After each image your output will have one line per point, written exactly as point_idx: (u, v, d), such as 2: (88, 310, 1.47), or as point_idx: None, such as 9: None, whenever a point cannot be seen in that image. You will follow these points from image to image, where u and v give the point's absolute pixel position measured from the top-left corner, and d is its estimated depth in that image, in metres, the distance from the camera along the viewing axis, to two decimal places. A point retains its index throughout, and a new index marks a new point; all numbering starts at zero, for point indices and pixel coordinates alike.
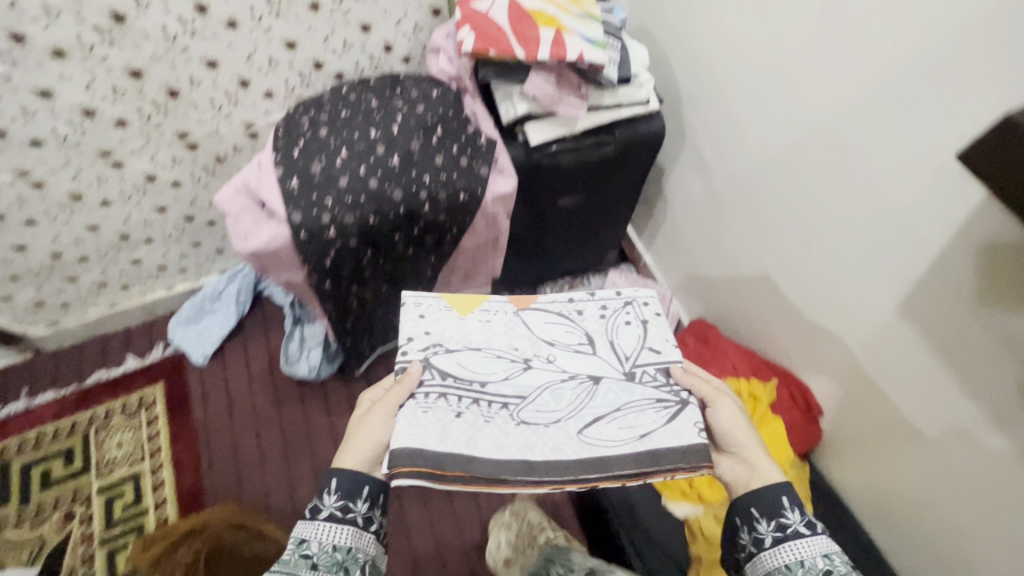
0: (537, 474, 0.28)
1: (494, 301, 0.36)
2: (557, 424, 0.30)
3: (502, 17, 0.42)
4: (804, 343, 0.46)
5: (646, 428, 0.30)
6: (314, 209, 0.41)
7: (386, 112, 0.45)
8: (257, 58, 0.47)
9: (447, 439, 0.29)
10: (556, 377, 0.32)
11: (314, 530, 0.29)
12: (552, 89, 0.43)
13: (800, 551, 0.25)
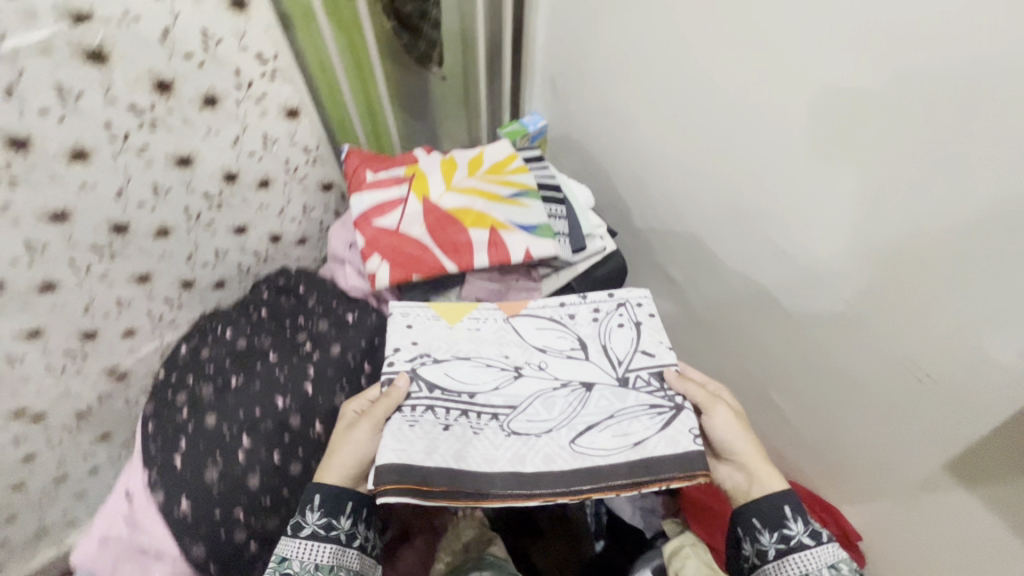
0: (528, 487, 0.26)
1: (482, 308, 0.33)
2: (550, 433, 0.28)
3: (416, 230, 0.37)
4: (826, 470, 0.42)
5: (640, 435, 0.27)
6: (221, 530, 0.34)
7: (290, 369, 0.36)
8: (95, 311, 0.37)
9: (434, 453, 0.27)
10: (548, 385, 0.30)
11: (295, 548, 0.28)
12: (496, 286, 0.39)
13: (806, 564, 0.26)
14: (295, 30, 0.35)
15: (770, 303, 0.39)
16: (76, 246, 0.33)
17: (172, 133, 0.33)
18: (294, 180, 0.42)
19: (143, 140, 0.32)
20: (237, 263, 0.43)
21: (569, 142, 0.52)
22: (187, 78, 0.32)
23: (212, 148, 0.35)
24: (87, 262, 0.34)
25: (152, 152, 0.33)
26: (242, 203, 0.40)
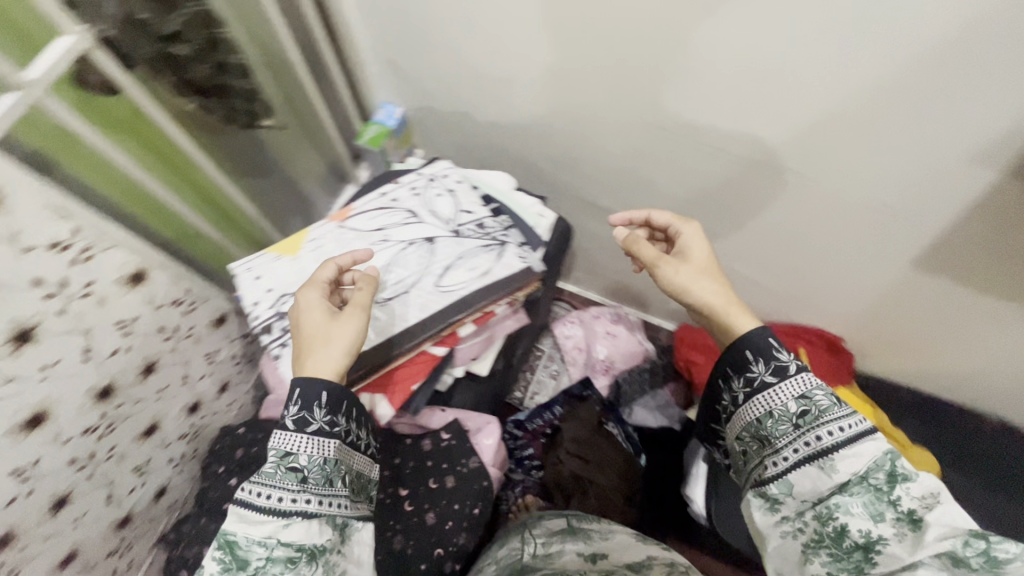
0: (450, 317, 0.59)
1: (314, 230, 0.65)
2: (468, 283, 0.60)
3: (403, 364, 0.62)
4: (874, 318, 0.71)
5: (485, 266, 0.61)
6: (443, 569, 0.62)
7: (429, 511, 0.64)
8: (69, 514, 0.54)
9: (413, 311, 0.59)
10: (405, 246, 0.63)
11: (301, 445, 0.45)
12: (479, 340, 0.67)
13: (790, 390, 0.42)
14: (54, 154, 0.44)
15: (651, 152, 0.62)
16: (35, 493, 0.49)
17: (61, 377, 0.48)
18: (184, 334, 0.62)
19: (31, 462, 0.48)
20: (169, 459, 0.66)
21: (424, 110, 0.76)
22: (44, 339, 0.46)
23: (100, 368, 0.52)
24: (63, 474, 0.51)
25: (8, 427, 0.45)
26: (135, 399, 0.57)
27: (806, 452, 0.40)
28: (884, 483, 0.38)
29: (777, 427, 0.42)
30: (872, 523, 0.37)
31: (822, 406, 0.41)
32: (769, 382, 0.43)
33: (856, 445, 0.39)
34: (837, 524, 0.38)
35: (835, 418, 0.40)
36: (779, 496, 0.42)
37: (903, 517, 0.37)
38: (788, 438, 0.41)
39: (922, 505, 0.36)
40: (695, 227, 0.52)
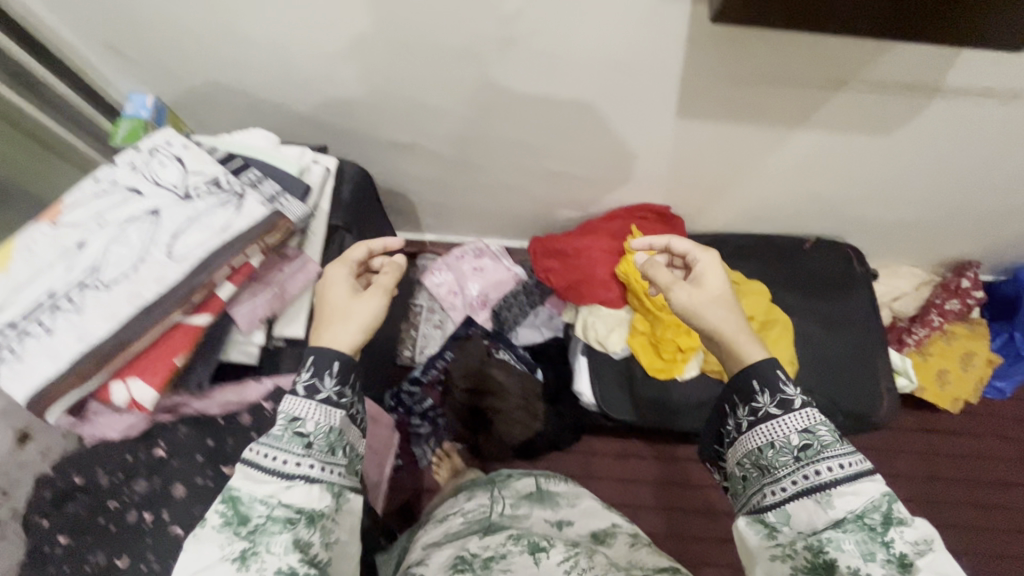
0: (155, 301, 0.51)
1: (22, 237, 0.54)
2: (206, 238, 0.54)
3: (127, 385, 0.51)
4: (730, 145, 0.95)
5: (184, 233, 0.54)
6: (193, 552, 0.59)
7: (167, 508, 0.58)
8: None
9: (121, 304, 0.50)
10: (135, 216, 0.55)
11: (310, 408, 0.59)
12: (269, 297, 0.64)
13: (789, 426, 0.65)
14: None
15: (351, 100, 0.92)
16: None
17: None
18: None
19: None
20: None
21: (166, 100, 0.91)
22: None
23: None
24: None
25: None
26: None
27: (807, 482, 0.62)
28: (882, 523, 0.59)
29: (781, 455, 0.65)
30: (864, 560, 0.57)
31: (817, 440, 0.64)
32: (773, 412, 0.67)
33: (853, 486, 0.61)
34: (837, 560, 0.57)
35: (832, 455, 0.63)
36: (777, 524, 0.64)
37: (895, 563, 0.57)
38: (789, 469, 0.64)
39: (913, 551, 0.57)
40: (710, 254, 0.79)
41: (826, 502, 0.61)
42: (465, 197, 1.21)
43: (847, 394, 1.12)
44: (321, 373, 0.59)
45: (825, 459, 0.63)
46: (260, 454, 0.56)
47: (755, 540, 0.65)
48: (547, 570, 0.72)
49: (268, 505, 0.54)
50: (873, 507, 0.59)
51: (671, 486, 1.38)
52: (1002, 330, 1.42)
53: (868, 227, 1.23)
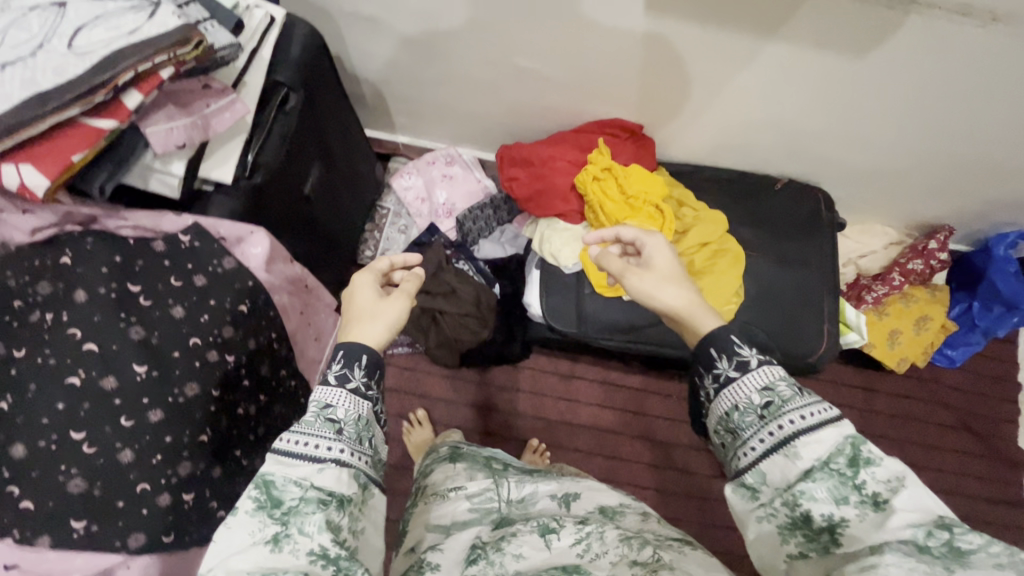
0: (54, 84, 0.51)
1: None
2: (120, 38, 0.54)
3: (24, 172, 0.52)
4: (702, 55, 0.94)
5: (92, 27, 0.53)
6: (169, 397, 0.62)
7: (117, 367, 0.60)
8: None
9: (22, 87, 0.51)
10: (49, 9, 0.54)
11: (337, 401, 0.62)
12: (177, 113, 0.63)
13: (749, 380, 0.61)
14: None
15: None
16: None
17: None
18: None
19: None
20: None
21: None
22: None
23: None
24: None
25: None
26: None
27: (773, 439, 0.57)
28: (847, 470, 0.53)
29: (746, 416, 0.60)
30: (836, 505, 0.52)
31: (780, 396, 0.59)
32: (732, 375, 0.62)
33: (817, 434, 0.55)
34: (809, 508, 0.53)
35: (795, 408, 0.57)
36: (755, 484, 0.58)
37: (868, 501, 0.52)
38: (754, 429, 0.59)
39: (886, 489, 0.51)
40: (653, 237, 0.75)
41: (793, 454, 0.55)
42: (435, 93, 1.18)
43: (784, 331, 1.13)
44: (349, 364, 0.64)
45: (789, 413, 0.57)
46: (290, 441, 0.59)
47: (741, 505, 0.59)
48: (557, 554, 0.65)
49: (301, 486, 0.56)
50: (839, 453, 0.54)
51: (608, 408, 1.41)
52: (963, 300, 1.41)
53: (838, 175, 1.21)
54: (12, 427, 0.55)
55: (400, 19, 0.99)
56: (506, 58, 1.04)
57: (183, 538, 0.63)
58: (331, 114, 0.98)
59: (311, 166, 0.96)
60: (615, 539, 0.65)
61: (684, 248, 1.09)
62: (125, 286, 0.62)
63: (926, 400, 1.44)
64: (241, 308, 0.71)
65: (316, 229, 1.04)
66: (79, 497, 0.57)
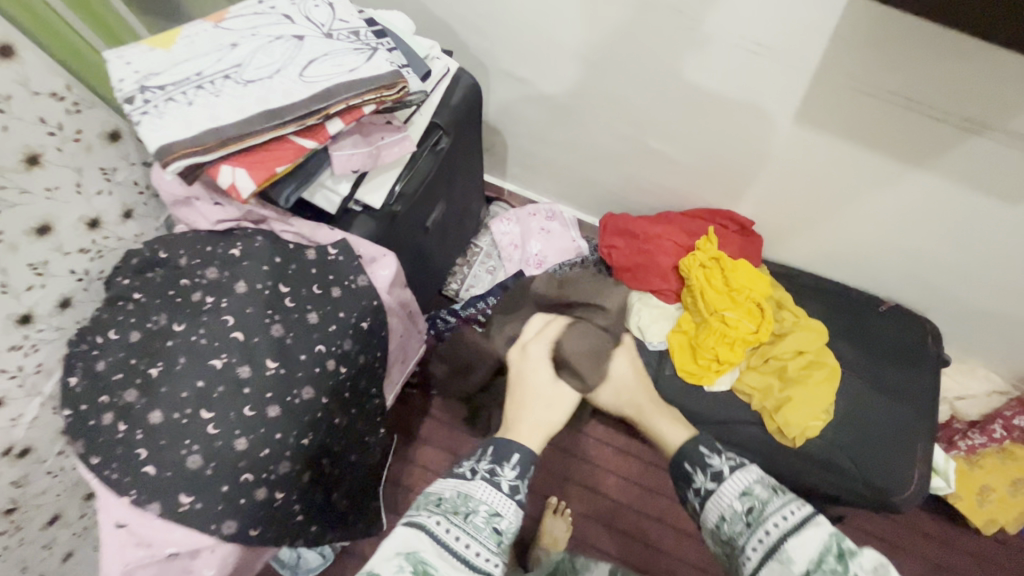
0: (281, 104, 0.57)
1: (191, 29, 0.61)
2: (343, 73, 0.60)
3: (241, 178, 0.57)
4: (823, 175, 0.96)
5: (318, 61, 0.61)
6: (288, 396, 0.65)
7: (251, 363, 0.64)
8: (37, 431, 0.77)
9: (255, 101, 0.57)
10: (287, 38, 0.61)
11: (500, 499, 0.61)
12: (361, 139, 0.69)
13: (744, 481, 0.64)
14: None
15: (476, 29, 1.01)
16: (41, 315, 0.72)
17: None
18: (54, 240, 0.69)
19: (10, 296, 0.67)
20: (73, 279, 0.74)
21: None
22: (83, 206, 0.72)
23: (59, 281, 0.72)
24: (17, 356, 0.71)
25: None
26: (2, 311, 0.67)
27: (761, 546, 0.57)
28: (842, 564, 0.53)
29: (733, 526, 0.61)
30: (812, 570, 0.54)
31: (760, 499, 0.61)
32: (711, 486, 0.66)
33: (801, 534, 0.56)
34: None
35: (774, 510, 0.59)
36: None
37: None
38: (746, 536, 0.59)
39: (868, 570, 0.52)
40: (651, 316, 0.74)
41: (785, 560, 0.55)
42: (559, 152, 1.23)
43: (870, 462, 1.06)
44: (523, 475, 0.64)
45: (771, 516, 0.59)
46: (446, 530, 0.55)
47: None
48: None
49: None
50: (826, 551, 0.54)
51: (658, 495, 1.27)
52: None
53: (952, 310, 1.16)
54: (157, 395, 0.61)
55: (556, 81, 1.04)
56: (638, 137, 1.08)
57: (265, 535, 0.65)
58: (464, 158, 1.04)
59: (436, 202, 1.01)
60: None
61: (779, 351, 1.07)
62: (277, 285, 0.67)
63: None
64: (363, 324, 0.74)
65: (424, 257, 1.08)
66: (195, 475, 0.60)
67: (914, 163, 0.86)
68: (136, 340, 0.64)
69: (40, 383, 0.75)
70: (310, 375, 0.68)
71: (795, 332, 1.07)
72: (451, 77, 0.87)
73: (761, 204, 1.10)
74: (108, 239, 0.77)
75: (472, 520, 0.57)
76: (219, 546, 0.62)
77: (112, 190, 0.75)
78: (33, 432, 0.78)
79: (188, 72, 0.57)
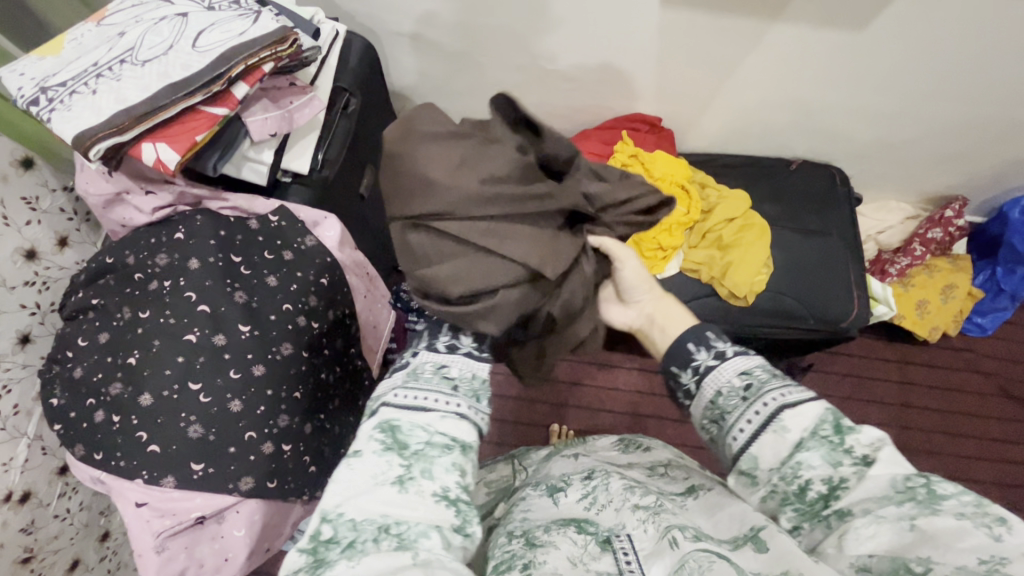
0: (182, 74, 0.60)
1: (77, 31, 0.64)
2: (233, 37, 0.63)
3: (165, 152, 0.60)
4: (704, 53, 1.05)
5: (207, 31, 0.64)
6: (269, 355, 0.69)
7: (224, 328, 0.67)
8: (30, 473, 0.77)
9: (155, 79, 0.60)
10: (171, 19, 0.64)
11: (455, 359, 0.66)
12: (269, 103, 0.73)
13: (739, 365, 0.59)
14: None
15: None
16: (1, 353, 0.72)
17: None
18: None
19: None
20: (26, 313, 0.75)
21: None
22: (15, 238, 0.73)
23: (13, 317, 0.73)
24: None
25: None
26: None
27: (760, 418, 0.54)
28: (836, 436, 0.51)
29: (730, 400, 0.57)
30: (834, 470, 0.49)
31: (757, 377, 0.57)
32: (712, 364, 0.60)
33: (802, 407, 0.53)
34: (809, 479, 0.50)
35: (774, 387, 0.55)
36: (751, 470, 0.54)
37: (824, 494, 0.50)
38: (741, 410, 0.56)
39: (872, 449, 0.49)
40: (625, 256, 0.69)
41: (782, 428, 0.53)
42: (467, 102, 1.28)
43: (817, 298, 1.17)
44: (456, 335, 0.68)
45: (772, 390, 0.55)
46: (410, 395, 0.61)
47: (745, 495, 0.55)
48: (567, 508, 0.68)
49: (426, 430, 0.58)
50: (825, 420, 0.51)
51: (650, 394, 1.36)
52: (986, 267, 1.45)
53: (852, 151, 1.28)
54: (141, 378, 0.64)
55: (442, 29, 1.09)
56: (534, 63, 1.15)
57: (283, 486, 0.68)
58: (379, 123, 1.08)
59: (364, 169, 1.04)
60: (621, 488, 0.67)
61: (711, 224, 1.16)
62: (228, 256, 0.70)
63: (957, 382, 1.46)
64: (323, 280, 0.77)
65: (369, 227, 1.11)
66: (198, 442, 0.63)
67: (769, 21, 0.97)
68: (107, 339, 0.66)
69: (23, 423, 0.76)
70: (284, 334, 0.71)
71: (723, 205, 1.17)
72: (343, 39, 0.90)
73: (658, 98, 1.19)
74: (50, 269, 0.78)
75: (423, 377, 0.63)
76: (244, 502, 0.65)
77: (41, 219, 0.76)
78: (27, 474, 0.77)
79: (85, 67, 0.60)
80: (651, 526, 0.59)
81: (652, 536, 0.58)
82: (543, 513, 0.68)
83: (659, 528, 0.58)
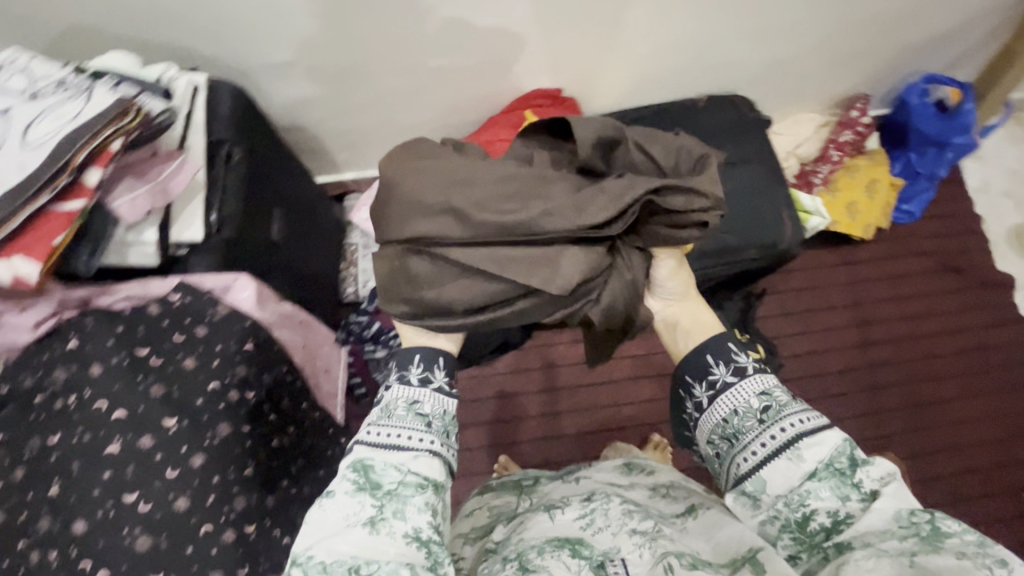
0: (15, 176, 0.55)
1: None
2: (66, 122, 0.58)
3: (21, 266, 0.55)
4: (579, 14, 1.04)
5: (36, 123, 0.58)
6: (204, 440, 0.65)
7: (148, 427, 0.63)
8: None
9: None
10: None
11: (426, 397, 0.69)
12: (135, 180, 0.68)
13: (757, 383, 0.68)
14: None
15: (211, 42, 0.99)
16: None
17: None
18: None
19: None
20: None
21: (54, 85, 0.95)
22: None
23: None
24: None
25: None
26: None
27: (775, 442, 0.63)
28: (848, 469, 0.60)
29: (746, 420, 0.66)
30: (840, 503, 0.59)
31: (773, 396, 0.66)
32: (730, 379, 0.69)
33: (818, 435, 0.62)
34: (814, 506, 0.59)
35: (793, 412, 0.64)
36: (756, 493, 0.63)
37: (827, 525, 0.59)
38: (755, 432, 0.65)
39: (880, 484, 0.59)
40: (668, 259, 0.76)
41: (796, 457, 0.62)
42: (363, 118, 1.24)
43: (749, 226, 1.19)
44: (431, 367, 0.72)
45: (791, 414, 0.64)
46: (383, 432, 0.65)
47: (745, 514, 0.64)
48: (560, 522, 0.75)
49: (400, 470, 0.62)
50: (839, 452, 0.61)
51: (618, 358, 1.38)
52: (899, 155, 1.50)
53: (748, 76, 1.29)
54: (68, 505, 0.59)
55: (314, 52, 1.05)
56: (417, 63, 1.11)
57: (258, 569, 0.65)
58: (274, 164, 1.03)
59: (271, 215, 1.00)
60: (619, 514, 0.74)
61: None
62: (134, 352, 0.66)
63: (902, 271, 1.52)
64: (247, 346, 0.73)
65: (294, 272, 1.07)
66: (149, 552, 0.59)
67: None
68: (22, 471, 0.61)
69: None
70: (216, 413, 0.67)
71: None
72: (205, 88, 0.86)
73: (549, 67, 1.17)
74: None
75: (396, 414, 0.67)
76: None
77: None
78: None
79: None
80: (644, 551, 0.67)
81: (645, 560, 0.66)
82: (537, 531, 0.75)
83: (652, 554, 0.66)
